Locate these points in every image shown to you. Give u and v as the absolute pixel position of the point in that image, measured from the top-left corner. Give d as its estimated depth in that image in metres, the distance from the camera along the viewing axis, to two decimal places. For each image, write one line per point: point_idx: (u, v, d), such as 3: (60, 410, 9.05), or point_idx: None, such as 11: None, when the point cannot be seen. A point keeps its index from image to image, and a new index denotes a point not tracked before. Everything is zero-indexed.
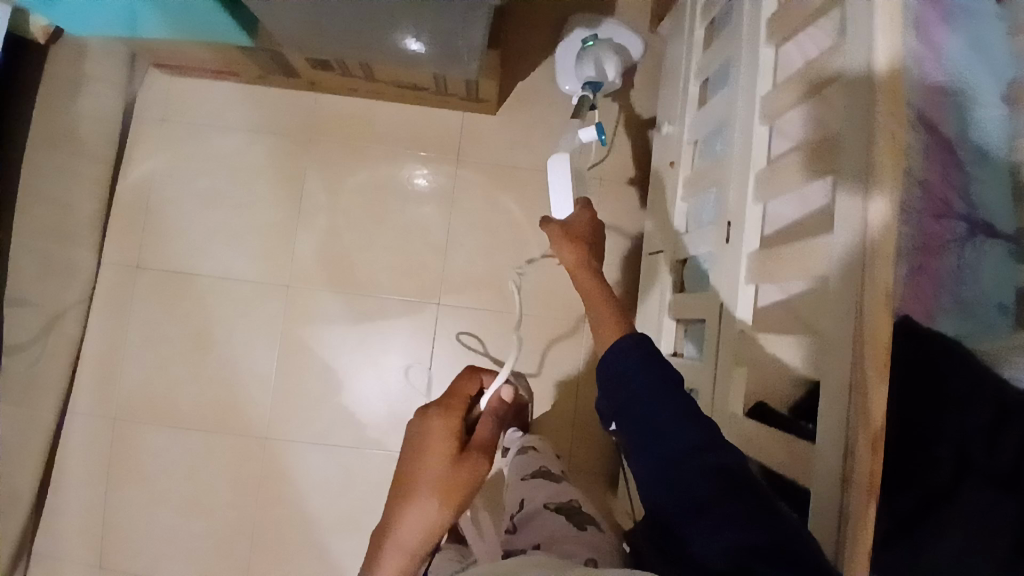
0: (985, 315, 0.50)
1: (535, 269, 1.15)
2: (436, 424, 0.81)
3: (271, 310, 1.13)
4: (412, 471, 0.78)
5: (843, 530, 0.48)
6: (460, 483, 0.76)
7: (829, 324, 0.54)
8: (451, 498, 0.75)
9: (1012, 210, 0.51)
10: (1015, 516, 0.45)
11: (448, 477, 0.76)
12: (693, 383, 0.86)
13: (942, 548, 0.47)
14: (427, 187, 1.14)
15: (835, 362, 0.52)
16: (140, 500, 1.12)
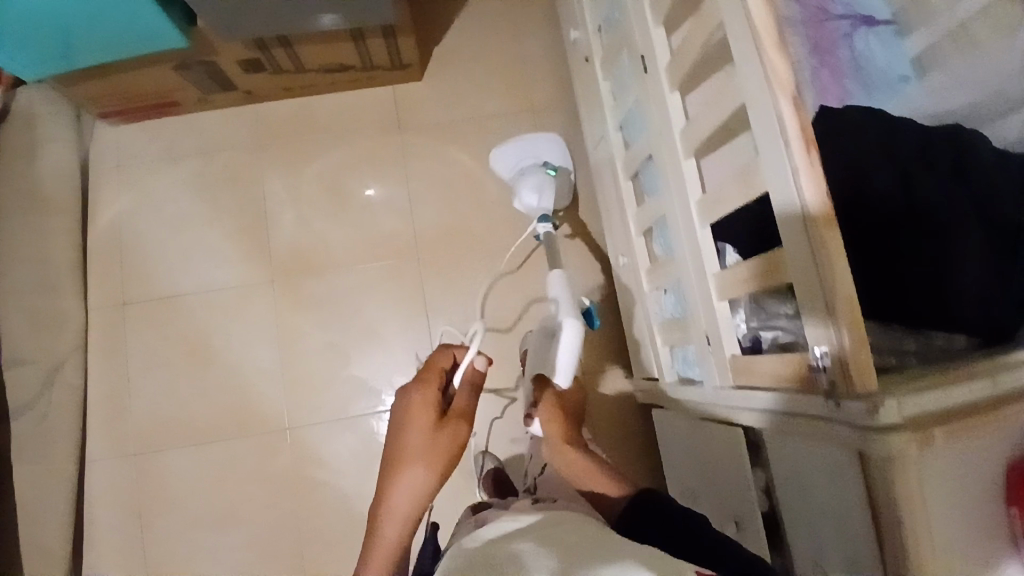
0: (892, 80, 0.76)
1: (496, 204, 1.22)
2: (410, 399, 0.73)
3: (262, 308, 1.17)
4: (392, 453, 0.70)
5: (799, 183, 0.56)
6: (444, 453, 0.69)
7: (735, 45, 0.62)
8: (436, 469, 0.69)
9: (882, 6, 0.79)
10: (974, 220, 0.65)
11: (431, 450, 0.69)
12: (657, 221, 0.91)
13: (953, 255, 0.65)
14: (377, 158, 1.22)
15: (747, 64, 0.60)
16: (176, 526, 1.12)
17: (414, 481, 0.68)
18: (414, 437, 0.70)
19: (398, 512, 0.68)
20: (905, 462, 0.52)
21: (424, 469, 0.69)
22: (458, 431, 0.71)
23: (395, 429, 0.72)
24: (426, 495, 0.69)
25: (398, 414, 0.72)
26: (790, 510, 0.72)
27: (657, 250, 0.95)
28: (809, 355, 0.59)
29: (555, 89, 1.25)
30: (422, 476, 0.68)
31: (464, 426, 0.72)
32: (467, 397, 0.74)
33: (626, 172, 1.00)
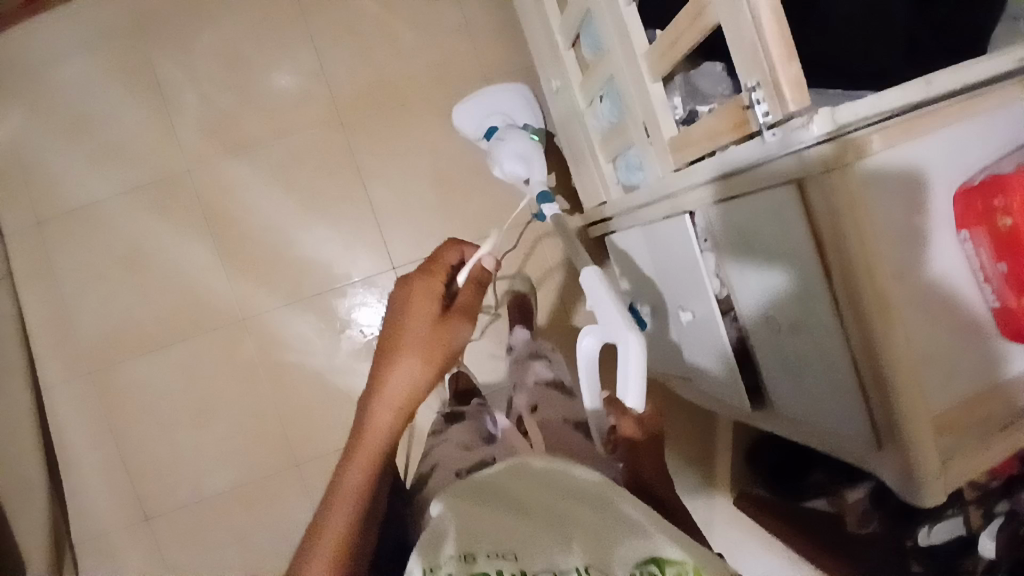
0: None
1: (415, 53, 1.13)
2: (415, 287, 0.65)
3: (185, 202, 1.11)
4: (385, 342, 0.60)
5: None
6: (442, 344, 0.60)
7: None
8: (435, 358, 0.59)
9: None
10: None
11: (433, 338, 0.60)
12: (579, 18, 0.84)
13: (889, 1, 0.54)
14: (275, 21, 1.11)
15: None
16: (151, 433, 1.10)
17: (410, 368, 0.58)
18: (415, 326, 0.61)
19: (388, 400, 0.57)
20: (841, 172, 0.51)
21: (418, 359, 0.59)
22: (461, 326, 0.63)
23: (397, 317, 0.63)
24: (419, 392, 0.58)
25: (398, 301, 0.64)
26: (750, 305, 0.70)
27: (586, 56, 0.88)
28: (744, 98, 0.56)
29: None
30: (418, 365, 0.58)
31: (468, 323, 0.64)
32: (472, 295, 0.68)
33: None
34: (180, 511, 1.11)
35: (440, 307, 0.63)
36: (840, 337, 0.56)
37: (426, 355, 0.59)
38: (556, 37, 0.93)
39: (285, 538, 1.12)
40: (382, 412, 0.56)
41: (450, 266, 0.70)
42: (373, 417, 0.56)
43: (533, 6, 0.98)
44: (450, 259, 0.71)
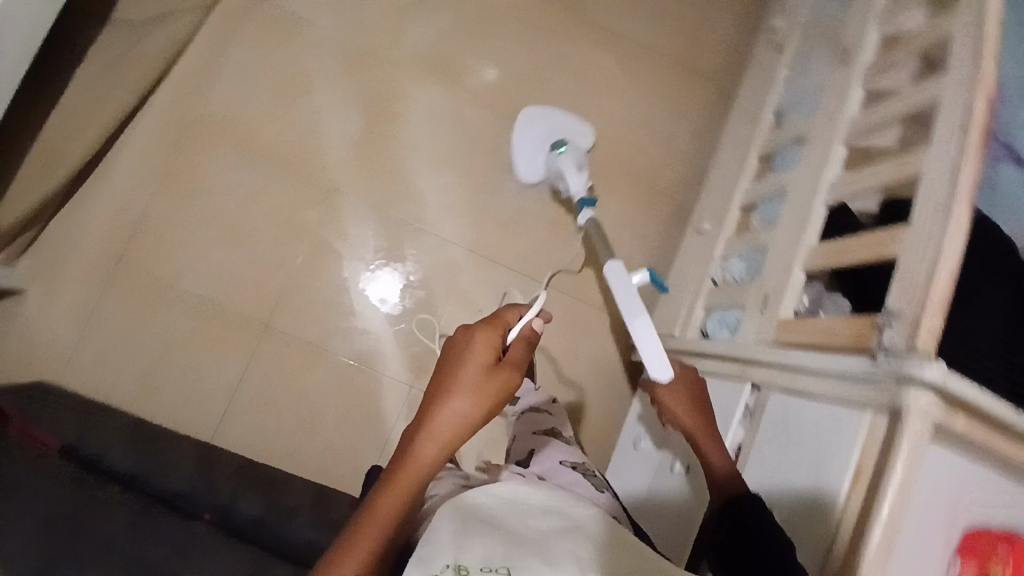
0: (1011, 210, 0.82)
1: (617, 126, 1.25)
2: (472, 335, 0.67)
3: (370, 79, 1.19)
4: (438, 381, 0.64)
5: (954, 185, 0.62)
6: (490, 398, 0.63)
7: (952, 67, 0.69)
8: (481, 405, 0.63)
9: None
10: None
11: (478, 386, 0.63)
12: (773, 196, 0.95)
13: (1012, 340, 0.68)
14: (543, 27, 1.25)
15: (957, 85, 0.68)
16: (188, 211, 1.13)
17: (473, 389, 0.63)
18: (468, 369, 0.64)
19: (435, 435, 0.61)
20: (918, 419, 0.57)
21: (467, 402, 0.63)
22: (511, 378, 0.66)
23: (446, 360, 0.65)
24: (466, 427, 0.63)
25: (453, 347, 0.66)
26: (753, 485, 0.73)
27: (752, 223, 0.98)
28: (880, 317, 0.63)
29: (721, 66, 1.30)
30: (466, 407, 0.62)
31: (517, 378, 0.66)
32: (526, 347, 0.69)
33: (761, 150, 1.04)
34: (147, 281, 1.11)
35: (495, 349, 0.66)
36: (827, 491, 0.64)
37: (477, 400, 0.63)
38: (735, 196, 1.04)
39: (207, 374, 1.11)
40: (426, 447, 0.61)
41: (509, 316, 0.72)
42: (420, 447, 0.61)
43: (733, 164, 1.10)
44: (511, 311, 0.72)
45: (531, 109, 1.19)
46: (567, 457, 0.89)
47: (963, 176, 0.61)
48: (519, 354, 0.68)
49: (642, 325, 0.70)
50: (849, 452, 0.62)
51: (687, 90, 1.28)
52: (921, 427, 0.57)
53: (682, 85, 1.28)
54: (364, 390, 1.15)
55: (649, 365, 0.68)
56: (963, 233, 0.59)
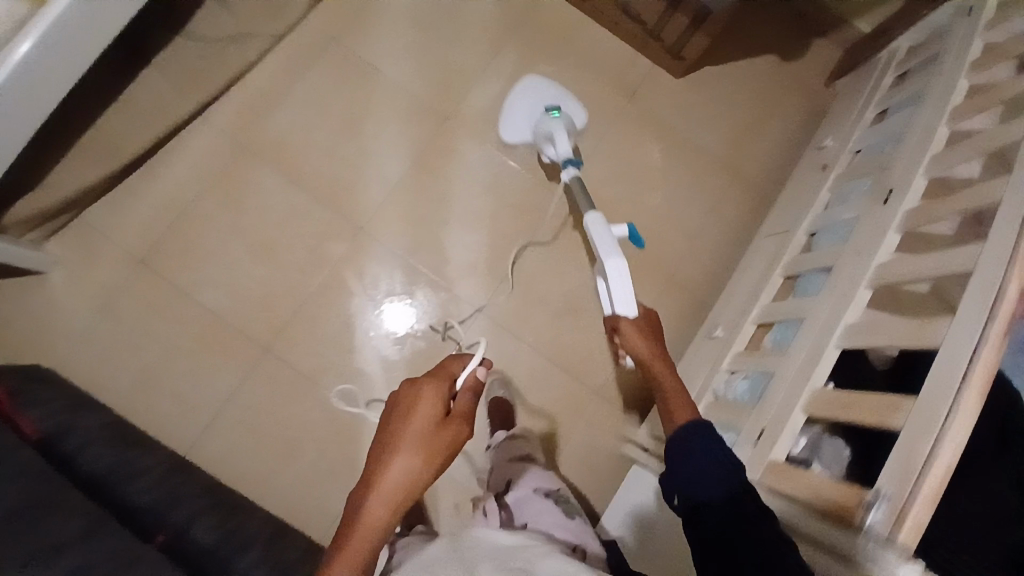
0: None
1: (651, 215, 1.24)
2: (418, 390, 0.70)
3: (418, 129, 1.21)
4: (387, 437, 0.66)
5: (968, 368, 0.58)
6: (443, 449, 0.66)
7: (993, 236, 0.66)
8: (428, 462, 0.64)
9: None
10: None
11: (425, 444, 0.65)
12: (788, 320, 0.92)
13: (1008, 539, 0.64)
14: (595, 107, 1.26)
15: (993, 257, 0.64)
16: (215, 224, 1.15)
17: (414, 454, 0.64)
18: (415, 424, 0.66)
19: (384, 496, 0.62)
20: None
21: (413, 459, 0.64)
22: (459, 432, 0.68)
23: (396, 417, 0.68)
24: (419, 482, 0.64)
25: (400, 405, 0.69)
26: None
27: (763, 344, 0.95)
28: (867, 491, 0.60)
29: (768, 174, 1.28)
30: (417, 461, 0.64)
31: (466, 430, 0.69)
32: (472, 397, 0.73)
33: (787, 269, 1.01)
34: (163, 286, 1.13)
35: (440, 404, 0.69)
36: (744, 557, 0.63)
37: (425, 456, 0.65)
38: (752, 311, 1.02)
39: (199, 386, 1.11)
40: (377, 503, 0.62)
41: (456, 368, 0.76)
42: (368, 511, 0.62)
43: (759, 277, 1.08)
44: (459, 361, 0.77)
45: (517, 91, 1.22)
46: (540, 485, 0.89)
47: (981, 361, 0.58)
48: (467, 403, 0.72)
49: (614, 265, 0.95)
50: None
51: (729, 190, 1.27)
52: None
53: (725, 184, 1.27)
54: (349, 432, 1.13)
55: (615, 295, 0.95)
56: (970, 424, 0.57)
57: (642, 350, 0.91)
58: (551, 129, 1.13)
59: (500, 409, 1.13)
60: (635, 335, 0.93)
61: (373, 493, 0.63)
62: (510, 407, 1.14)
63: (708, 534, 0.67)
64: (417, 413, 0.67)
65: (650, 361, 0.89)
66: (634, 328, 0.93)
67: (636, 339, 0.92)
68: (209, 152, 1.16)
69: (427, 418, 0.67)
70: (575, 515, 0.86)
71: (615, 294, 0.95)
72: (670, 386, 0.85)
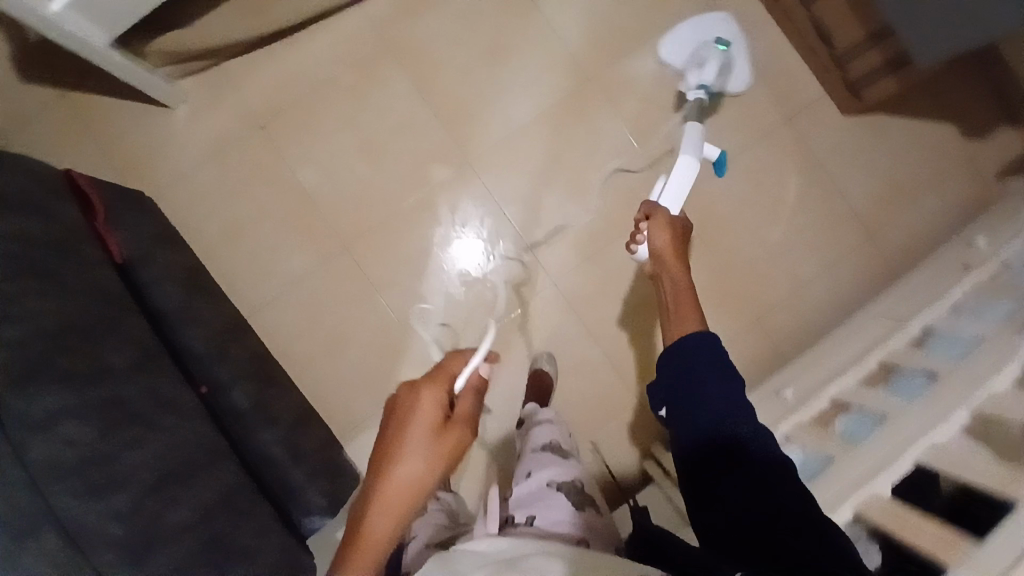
0: None
1: (759, 246, 1.18)
2: (415, 395, 0.65)
3: (558, 81, 1.17)
4: (384, 449, 0.63)
5: None
6: (445, 458, 0.63)
7: None
8: (436, 468, 0.63)
9: None
10: None
11: (430, 452, 0.63)
12: (870, 411, 0.86)
13: None
14: (743, 118, 1.18)
15: None
16: (335, 111, 1.15)
17: (416, 465, 0.62)
18: (415, 432, 0.63)
19: (388, 511, 0.61)
20: None
21: (417, 470, 0.62)
22: (464, 436, 0.65)
23: (393, 425, 0.64)
24: (423, 487, 0.63)
25: (397, 411, 0.65)
26: None
27: (833, 423, 0.90)
28: None
29: (897, 248, 1.19)
30: (421, 467, 0.62)
31: (469, 432, 0.66)
32: (475, 395, 0.68)
33: (886, 357, 0.95)
34: (270, 154, 1.15)
35: (439, 413, 0.65)
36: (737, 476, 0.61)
37: (430, 465, 0.63)
38: (833, 384, 0.96)
39: (272, 258, 1.15)
40: (379, 519, 0.61)
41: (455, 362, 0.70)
42: (371, 530, 0.61)
43: (852, 353, 1.01)
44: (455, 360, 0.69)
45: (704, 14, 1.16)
46: (556, 476, 0.88)
47: None
48: (468, 404, 0.68)
49: (681, 174, 0.92)
50: None
51: (850, 251, 1.18)
52: None
53: (848, 243, 1.18)
54: (393, 350, 1.15)
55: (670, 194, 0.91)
56: None
57: (660, 242, 0.82)
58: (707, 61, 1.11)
59: (539, 383, 1.10)
60: (661, 235, 0.83)
61: (375, 507, 0.61)
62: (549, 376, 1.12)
63: (704, 498, 0.63)
64: (415, 423, 0.63)
65: (670, 262, 0.81)
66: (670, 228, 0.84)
67: (664, 232, 0.83)
68: (353, 38, 1.15)
69: (427, 429, 0.63)
70: (586, 510, 0.85)
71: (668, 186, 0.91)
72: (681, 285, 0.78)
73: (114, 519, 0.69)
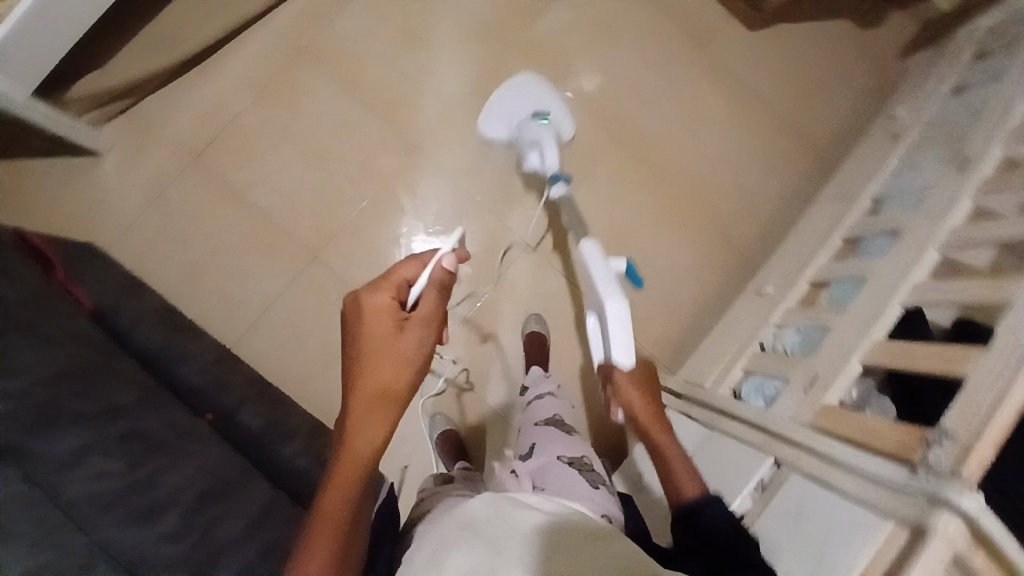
0: None
1: (706, 169, 1.23)
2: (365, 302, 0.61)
3: (482, 54, 1.20)
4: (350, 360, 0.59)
5: None
6: (411, 361, 0.59)
7: None
8: (403, 373, 0.58)
9: None
10: None
11: (395, 355, 0.59)
12: (847, 279, 0.92)
13: None
14: (662, 54, 1.24)
15: None
16: (271, 127, 1.15)
17: (386, 370, 0.58)
18: (372, 335, 0.59)
19: (361, 432, 0.57)
20: (945, 549, 0.54)
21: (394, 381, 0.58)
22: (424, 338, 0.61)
23: (352, 338, 0.60)
24: (395, 388, 0.58)
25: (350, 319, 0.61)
26: None
27: (818, 300, 0.95)
28: (931, 432, 0.61)
29: (829, 142, 1.26)
30: (392, 377, 0.58)
31: (428, 335, 0.62)
32: (435, 298, 0.62)
33: (847, 232, 1.01)
34: (215, 182, 1.13)
35: (394, 332, 0.60)
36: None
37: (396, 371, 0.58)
38: (806, 268, 1.01)
39: (242, 285, 1.12)
40: (358, 434, 0.57)
41: (403, 276, 0.63)
42: (352, 452, 0.57)
43: (815, 239, 1.07)
44: (407, 269, 0.64)
45: (502, 95, 1.16)
46: (566, 452, 0.84)
47: None
48: (427, 305, 0.62)
49: (615, 310, 0.80)
50: (858, 561, 0.59)
51: (788, 154, 1.25)
52: (942, 555, 0.54)
53: (784, 147, 1.25)
54: None
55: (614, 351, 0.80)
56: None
57: (630, 399, 0.76)
58: (539, 135, 1.05)
59: (536, 342, 1.12)
60: (630, 386, 0.78)
61: (343, 445, 0.57)
62: (540, 338, 1.12)
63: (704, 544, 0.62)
64: (370, 330, 0.59)
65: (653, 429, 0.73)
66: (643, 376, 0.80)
67: (636, 397, 0.76)
68: (273, 54, 1.15)
69: (387, 335, 0.59)
70: (601, 485, 0.80)
71: (613, 338, 0.81)
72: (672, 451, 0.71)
73: (167, 541, 0.65)
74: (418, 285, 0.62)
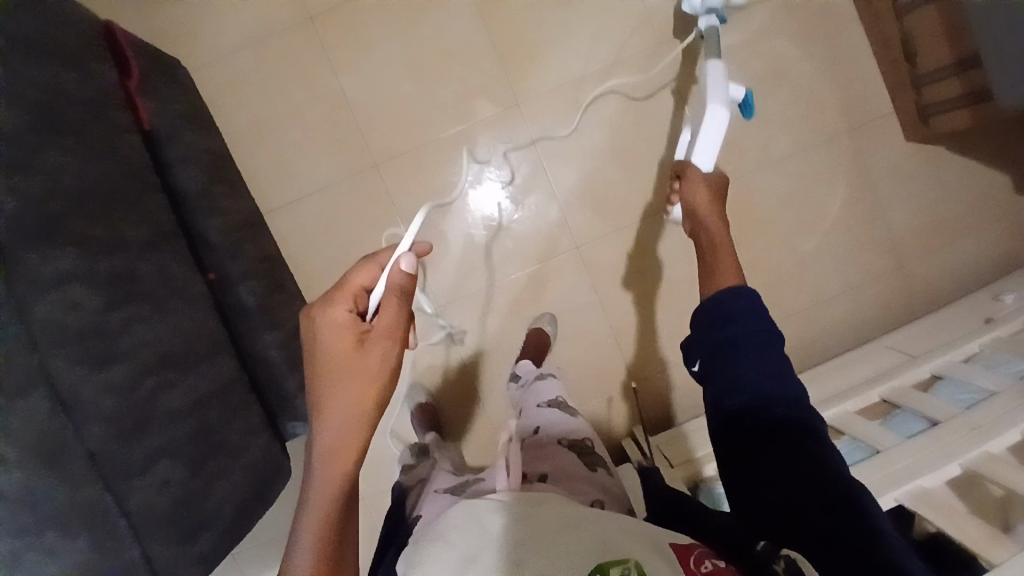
0: None
1: (786, 255, 1.16)
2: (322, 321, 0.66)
3: (627, 41, 1.11)
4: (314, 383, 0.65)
5: None
6: (369, 383, 0.64)
7: None
8: (363, 392, 0.64)
9: None
10: None
11: (351, 372, 0.64)
12: (861, 442, 0.87)
13: None
14: (805, 122, 1.14)
15: None
16: (391, 21, 1.10)
17: (342, 387, 0.64)
18: (331, 356, 0.64)
19: (332, 450, 0.63)
20: None
21: (345, 398, 0.64)
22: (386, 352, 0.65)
23: (315, 360, 0.66)
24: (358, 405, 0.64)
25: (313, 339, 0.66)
26: None
27: None
28: None
29: (924, 287, 1.17)
30: (345, 397, 0.63)
31: (389, 345, 0.65)
32: (392, 306, 0.65)
33: (887, 392, 0.95)
34: (316, 52, 1.10)
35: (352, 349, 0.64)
36: (705, 560, 0.53)
37: (352, 390, 0.64)
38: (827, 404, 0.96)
39: (301, 159, 1.12)
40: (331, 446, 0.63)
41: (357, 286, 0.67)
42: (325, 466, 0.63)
43: (852, 381, 1.00)
44: (364, 275, 0.67)
45: None
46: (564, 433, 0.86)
47: None
48: (388, 313, 0.65)
49: (713, 119, 0.78)
50: None
51: (876, 279, 1.16)
52: None
53: (875, 271, 1.16)
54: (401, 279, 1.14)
55: (700, 153, 0.78)
56: None
57: (694, 196, 0.75)
58: None
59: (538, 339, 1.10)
60: (700, 188, 0.75)
61: (322, 461, 0.63)
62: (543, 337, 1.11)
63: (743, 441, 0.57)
64: (325, 351, 0.64)
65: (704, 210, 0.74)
66: (705, 184, 0.75)
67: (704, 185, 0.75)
68: None
69: (340, 355, 0.64)
70: (599, 468, 0.82)
71: (700, 142, 0.79)
72: (716, 235, 0.73)
73: (111, 390, 0.67)
74: (374, 296, 0.65)
